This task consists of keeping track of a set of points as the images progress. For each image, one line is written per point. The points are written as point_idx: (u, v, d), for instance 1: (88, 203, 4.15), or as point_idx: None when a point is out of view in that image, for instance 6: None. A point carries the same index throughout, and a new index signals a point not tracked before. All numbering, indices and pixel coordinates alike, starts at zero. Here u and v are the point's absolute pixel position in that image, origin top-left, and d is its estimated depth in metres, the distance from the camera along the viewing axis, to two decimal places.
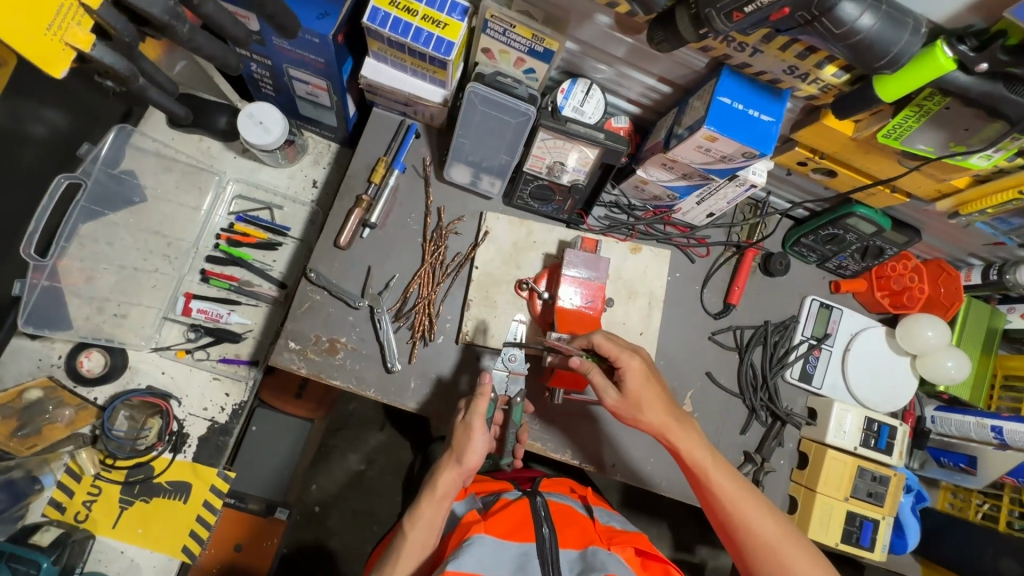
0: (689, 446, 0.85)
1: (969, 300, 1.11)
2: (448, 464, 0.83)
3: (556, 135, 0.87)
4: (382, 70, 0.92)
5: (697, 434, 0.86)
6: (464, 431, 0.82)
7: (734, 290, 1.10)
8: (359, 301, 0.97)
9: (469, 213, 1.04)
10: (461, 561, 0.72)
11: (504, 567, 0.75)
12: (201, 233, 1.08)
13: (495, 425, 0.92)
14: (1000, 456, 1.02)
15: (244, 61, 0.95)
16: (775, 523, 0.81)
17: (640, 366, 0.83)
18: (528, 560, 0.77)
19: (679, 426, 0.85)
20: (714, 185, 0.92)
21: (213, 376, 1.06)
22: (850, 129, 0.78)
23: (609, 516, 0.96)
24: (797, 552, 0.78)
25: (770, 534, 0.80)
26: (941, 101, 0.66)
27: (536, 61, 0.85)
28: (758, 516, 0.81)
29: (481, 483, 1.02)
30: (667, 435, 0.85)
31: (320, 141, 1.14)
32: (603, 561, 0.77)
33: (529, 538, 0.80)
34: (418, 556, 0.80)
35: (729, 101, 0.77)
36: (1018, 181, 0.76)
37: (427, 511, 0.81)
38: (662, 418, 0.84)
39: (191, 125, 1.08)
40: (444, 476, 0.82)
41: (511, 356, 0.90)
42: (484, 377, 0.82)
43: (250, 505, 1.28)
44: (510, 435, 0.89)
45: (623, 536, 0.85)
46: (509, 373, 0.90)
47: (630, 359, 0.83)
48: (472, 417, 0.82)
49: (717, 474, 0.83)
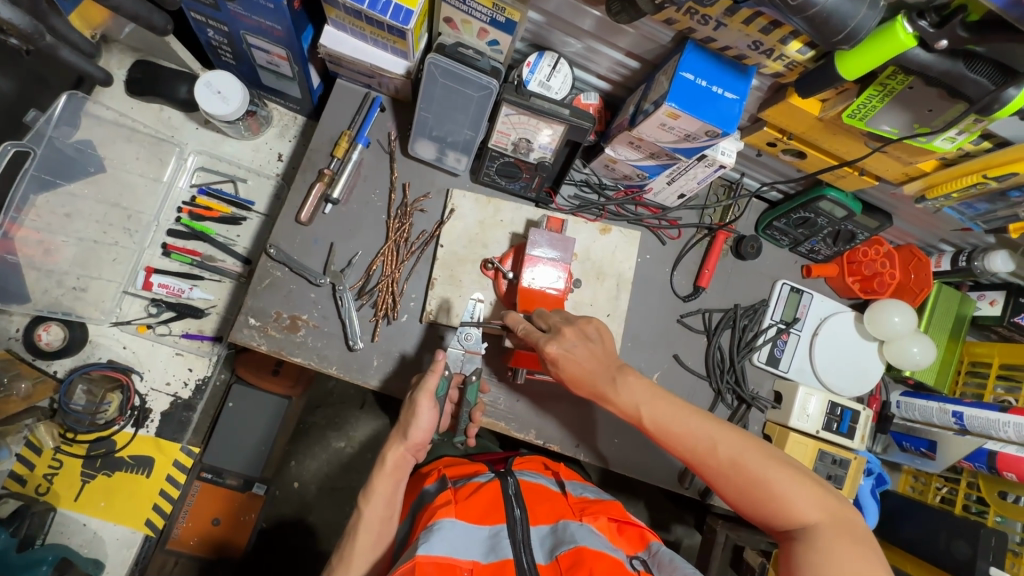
0: (628, 392, 0.77)
1: (938, 285, 1.10)
2: (396, 440, 0.83)
3: (520, 111, 0.84)
4: (342, 40, 0.89)
5: (632, 376, 0.78)
6: (411, 407, 0.82)
7: (705, 272, 1.09)
8: (321, 279, 0.96)
9: (436, 190, 1.02)
10: (432, 544, 0.72)
11: (474, 551, 0.75)
12: (162, 206, 1.06)
13: (449, 403, 0.91)
14: (960, 441, 1.03)
15: (200, 26, 0.91)
16: (738, 441, 0.73)
17: (558, 348, 0.78)
18: (499, 541, 0.77)
19: (615, 380, 0.77)
20: (681, 165, 0.91)
21: (176, 351, 1.05)
22: (817, 108, 0.76)
23: (582, 488, 0.95)
24: (757, 462, 0.71)
25: (726, 456, 0.72)
26: (903, 81, 0.64)
27: (499, 32, 0.82)
28: (717, 440, 0.73)
29: (454, 466, 1.00)
30: (604, 398, 0.79)
31: (285, 113, 1.12)
32: (574, 533, 0.77)
33: (500, 518, 0.80)
34: (378, 532, 0.80)
35: (692, 77, 0.74)
36: (982, 163, 0.74)
37: (382, 487, 0.81)
38: (597, 385, 0.79)
39: (151, 95, 1.04)
40: (393, 452, 0.83)
41: (466, 335, 0.92)
42: (438, 354, 0.82)
43: (228, 480, 1.30)
44: (463, 414, 0.88)
45: (596, 506, 0.85)
46: (465, 351, 0.92)
47: (548, 345, 0.78)
48: (420, 394, 0.81)
49: (664, 411, 0.76)
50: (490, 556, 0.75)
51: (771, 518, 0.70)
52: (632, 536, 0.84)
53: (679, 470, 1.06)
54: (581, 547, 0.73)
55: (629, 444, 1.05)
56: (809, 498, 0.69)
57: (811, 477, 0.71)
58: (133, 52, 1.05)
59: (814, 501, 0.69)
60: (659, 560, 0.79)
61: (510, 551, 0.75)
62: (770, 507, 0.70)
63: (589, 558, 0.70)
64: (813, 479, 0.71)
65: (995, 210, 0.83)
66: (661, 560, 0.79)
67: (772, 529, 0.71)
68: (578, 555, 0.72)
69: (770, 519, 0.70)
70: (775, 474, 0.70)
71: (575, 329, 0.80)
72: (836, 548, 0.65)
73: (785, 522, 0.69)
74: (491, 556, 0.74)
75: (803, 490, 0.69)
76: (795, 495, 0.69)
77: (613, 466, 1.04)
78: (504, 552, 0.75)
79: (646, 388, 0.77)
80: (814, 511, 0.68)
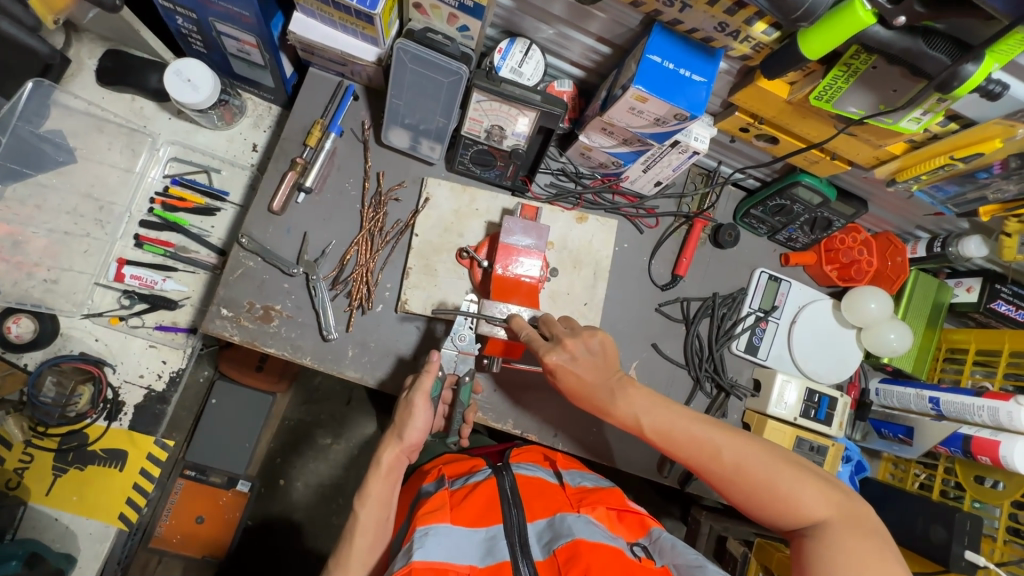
0: (628, 403, 0.79)
1: (916, 272, 1.10)
2: (391, 441, 0.82)
3: (491, 97, 0.84)
4: (311, 26, 0.88)
5: (631, 388, 0.80)
6: (407, 408, 0.82)
7: (682, 261, 1.09)
8: (294, 269, 0.95)
9: (411, 179, 1.02)
10: (426, 549, 0.71)
11: (470, 554, 0.74)
12: (135, 196, 1.05)
13: (443, 404, 0.91)
14: (936, 426, 1.03)
15: (168, 14, 0.91)
16: (741, 445, 0.75)
17: (559, 359, 0.79)
18: (495, 544, 0.75)
19: (614, 392, 0.80)
20: (656, 151, 0.90)
21: (149, 343, 1.05)
22: (785, 91, 0.76)
23: (581, 476, 0.92)
24: (760, 464, 0.73)
25: (730, 461, 0.74)
26: (866, 60, 0.64)
27: (469, 17, 0.81)
28: (721, 445, 0.75)
29: (453, 463, 0.98)
30: (607, 411, 0.81)
31: (260, 103, 1.11)
32: (571, 525, 0.75)
33: (497, 520, 0.79)
34: (374, 534, 0.77)
35: (659, 60, 0.74)
36: (950, 145, 0.75)
37: (376, 488, 0.79)
38: (597, 397, 0.81)
39: (122, 84, 1.03)
40: (388, 454, 0.81)
41: (459, 335, 0.91)
42: (432, 355, 0.82)
43: (212, 478, 1.36)
44: (456, 415, 0.89)
45: (594, 495, 0.83)
46: (458, 352, 0.91)
47: (549, 355, 0.79)
48: (416, 394, 0.82)
49: (665, 419, 0.78)
50: (487, 560, 0.73)
51: (780, 518, 0.72)
52: (632, 523, 0.83)
53: (657, 458, 1.06)
54: (577, 540, 0.71)
55: (608, 432, 1.05)
56: (815, 494, 0.70)
57: (814, 476, 0.73)
58: (104, 41, 1.04)
59: (820, 497, 0.70)
60: (659, 547, 0.79)
61: (506, 552, 0.74)
62: (777, 509, 0.72)
63: (585, 550, 0.69)
64: (817, 476, 0.73)
65: (965, 192, 0.83)
66: (662, 546, 0.78)
67: (782, 528, 0.73)
68: (574, 549, 0.70)
69: (778, 519, 0.72)
70: (779, 475, 0.72)
71: (578, 342, 0.80)
72: (842, 541, 0.67)
73: (794, 520, 0.71)
74: (487, 560, 0.73)
75: (807, 490, 0.71)
76: (801, 493, 0.71)
77: (586, 455, 1.03)
78: (500, 554, 0.74)
79: (644, 398, 0.79)
80: (820, 506, 0.70)
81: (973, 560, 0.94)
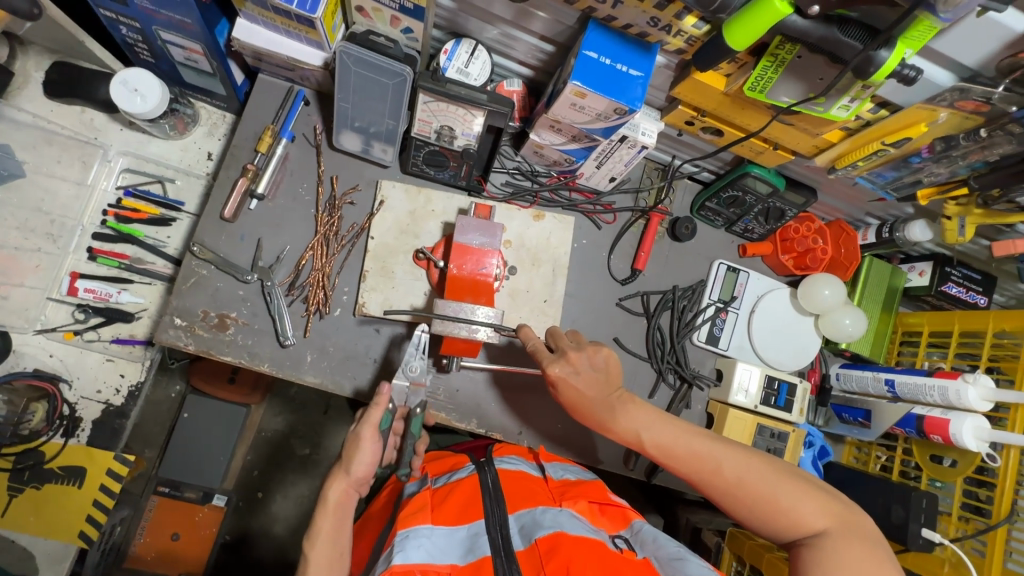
0: (629, 419, 0.82)
1: (868, 259, 1.12)
2: (347, 456, 0.83)
3: (437, 98, 0.83)
4: (255, 32, 0.88)
5: (631, 404, 0.83)
6: (360, 429, 0.82)
7: (641, 255, 1.10)
8: (248, 276, 0.94)
9: (365, 182, 1.02)
10: (407, 552, 0.68)
11: (451, 554, 0.71)
12: (87, 209, 1.04)
13: (394, 435, 0.91)
14: (892, 408, 1.05)
15: (111, 24, 0.90)
16: (740, 460, 0.77)
17: (561, 370, 0.83)
18: (476, 540, 0.72)
19: (614, 408, 0.83)
20: (605, 146, 0.91)
21: (106, 357, 1.03)
22: (721, 83, 0.78)
23: (563, 470, 0.92)
24: (761, 478, 0.75)
25: (731, 476, 0.76)
26: (791, 50, 0.66)
27: (411, 19, 0.82)
28: (721, 460, 0.77)
29: (437, 461, 0.97)
30: (607, 427, 0.83)
31: (213, 112, 1.10)
32: (553, 518, 0.73)
33: (476, 515, 0.76)
34: (338, 541, 0.78)
35: (595, 55, 0.76)
36: (880, 131, 0.77)
37: (336, 497, 0.80)
38: (598, 415, 0.83)
39: (71, 97, 1.02)
40: (344, 470, 0.82)
41: (411, 366, 0.88)
42: (381, 388, 0.81)
43: (186, 492, 1.34)
44: (408, 447, 0.86)
45: (575, 490, 0.83)
46: (411, 383, 0.88)
47: (553, 366, 0.83)
48: (370, 415, 0.82)
49: (665, 435, 0.81)
50: (468, 557, 0.70)
51: (781, 530, 0.73)
52: (615, 516, 0.82)
53: (624, 451, 1.06)
54: (560, 532, 0.69)
55: (574, 428, 1.05)
56: (814, 506, 0.72)
57: (815, 488, 0.74)
58: (50, 53, 1.03)
59: (819, 508, 0.72)
60: (641, 538, 0.78)
61: (487, 548, 0.70)
62: (779, 521, 0.73)
63: (567, 543, 0.67)
64: (816, 487, 0.74)
65: (902, 177, 0.85)
66: (643, 538, 0.78)
67: (783, 540, 0.74)
68: (556, 540, 0.68)
69: (780, 531, 0.73)
70: (781, 488, 0.74)
71: (583, 355, 0.83)
72: (841, 551, 0.68)
73: (795, 532, 0.72)
74: (469, 557, 0.70)
75: (806, 502, 0.72)
76: (800, 505, 0.72)
77: (550, 449, 1.03)
78: (482, 550, 0.70)
79: (645, 415, 0.82)
80: (820, 517, 0.71)
81: (929, 537, 0.96)
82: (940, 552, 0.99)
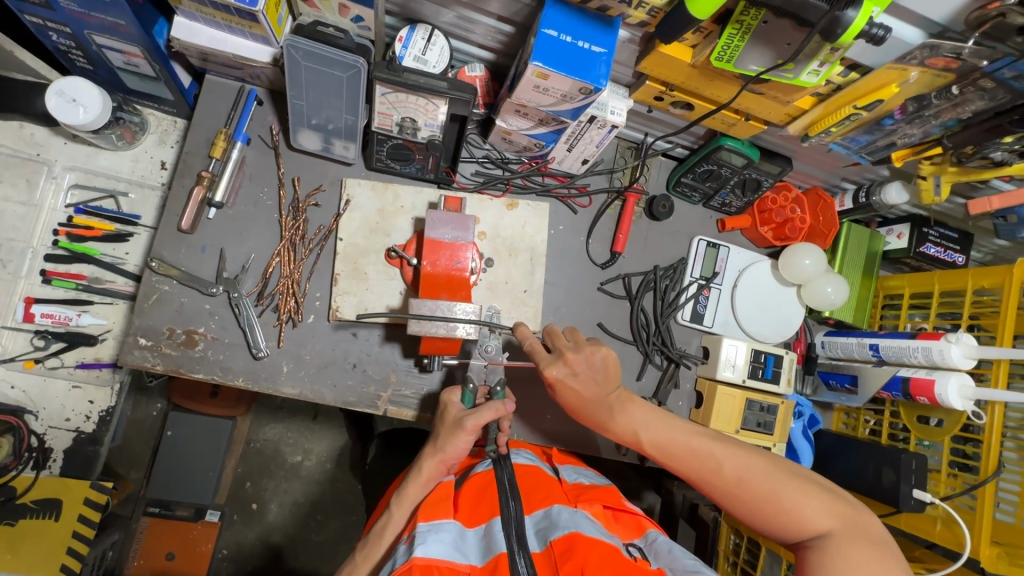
0: (627, 418, 0.81)
1: (847, 225, 1.11)
2: (431, 451, 0.81)
3: (395, 89, 0.79)
4: (196, 30, 0.82)
5: (630, 404, 0.82)
6: (454, 430, 0.80)
7: (619, 238, 1.08)
8: (213, 288, 0.90)
9: (329, 181, 0.98)
10: (428, 544, 0.64)
11: (470, 554, 0.68)
12: (37, 230, 0.98)
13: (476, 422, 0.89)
14: (877, 372, 1.05)
15: (40, 30, 0.84)
16: (741, 458, 0.76)
17: (558, 373, 0.82)
18: (491, 538, 0.69)
19: (613, 409, 0.82)
20: (574, 128, 0.88)
21: (72, 384, 0.99)
22: (688, 55, 0.75)
23: (577, 472, 0.89)
24: (763, 477, 0.74)
25: (731, 474, 0.75)
26: (756, 15, 0.63)
27: (359, 7, 0.78)
28: (721, 458, 0.76)
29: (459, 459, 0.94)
30: (606, 427, 0.83)
31: (163, 118, 1.04)
32: (568, 519, 0.70)
33: (494, 512, 0.73)
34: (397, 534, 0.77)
35: (555, 33, 0.72)
36: (850, 95, 0.75)
37: (412, 491, 0.78)
38: (597, 414, 0.83)
39: (6, 111, 0.96)
40: (427, 463, 0.80)
41: (487, 347, 0.90)
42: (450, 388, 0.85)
43: (178, 511, 1.31)
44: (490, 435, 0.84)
45: (592, 492, 0.80)
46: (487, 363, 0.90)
47: (551, 368, 0.82)
48: (471, 416, 0.79)
49: (664, 433, 0.80)
50: (486, 557, 0.67)
51: (784, 531, 0.71)
52: (629, 524, 0.79)
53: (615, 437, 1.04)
54: (575, 533, 0.67)
55: (563, 419, 1.03)
56: (819, 506, 0.71)
57: (818, 489, 0.73)
58: None
59: (823, 508, 0.71)
60: (656, 549, 0.74)
61: (503, 545, 0.68)
62: (781, 521, 0.71)
63: (582, 545, 0.64)
64: (820, 487, 0.73)
65: (876, 140, 0.84)
66: (659, 548, 0.74)
67: (787, 541, 0.72)
68: (571, 541, 0.66)
69: (783, 532, 0.72)
70: (783, 487, 0.72)
71: (580, 355, 0.82)
72: (846, 552, 0.67)
73: (799, 532, 0.71)
74: (487, 557, 0.67)
75: (810, 503, 0.71)
76: (804, 505, 0.71)
77: (539, 440, 1.01)
78: (498, 548, 0.67)
79: (644, 414, 0.81)
80: (825, 518, 0.70)
81: (921, 498, 0.96)
82: (931, 511, 1.00)
